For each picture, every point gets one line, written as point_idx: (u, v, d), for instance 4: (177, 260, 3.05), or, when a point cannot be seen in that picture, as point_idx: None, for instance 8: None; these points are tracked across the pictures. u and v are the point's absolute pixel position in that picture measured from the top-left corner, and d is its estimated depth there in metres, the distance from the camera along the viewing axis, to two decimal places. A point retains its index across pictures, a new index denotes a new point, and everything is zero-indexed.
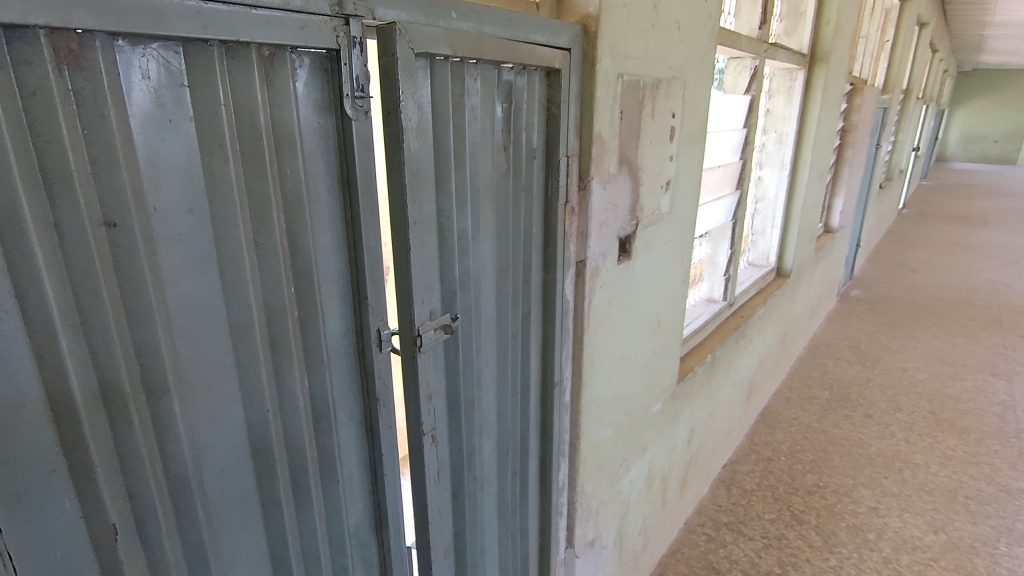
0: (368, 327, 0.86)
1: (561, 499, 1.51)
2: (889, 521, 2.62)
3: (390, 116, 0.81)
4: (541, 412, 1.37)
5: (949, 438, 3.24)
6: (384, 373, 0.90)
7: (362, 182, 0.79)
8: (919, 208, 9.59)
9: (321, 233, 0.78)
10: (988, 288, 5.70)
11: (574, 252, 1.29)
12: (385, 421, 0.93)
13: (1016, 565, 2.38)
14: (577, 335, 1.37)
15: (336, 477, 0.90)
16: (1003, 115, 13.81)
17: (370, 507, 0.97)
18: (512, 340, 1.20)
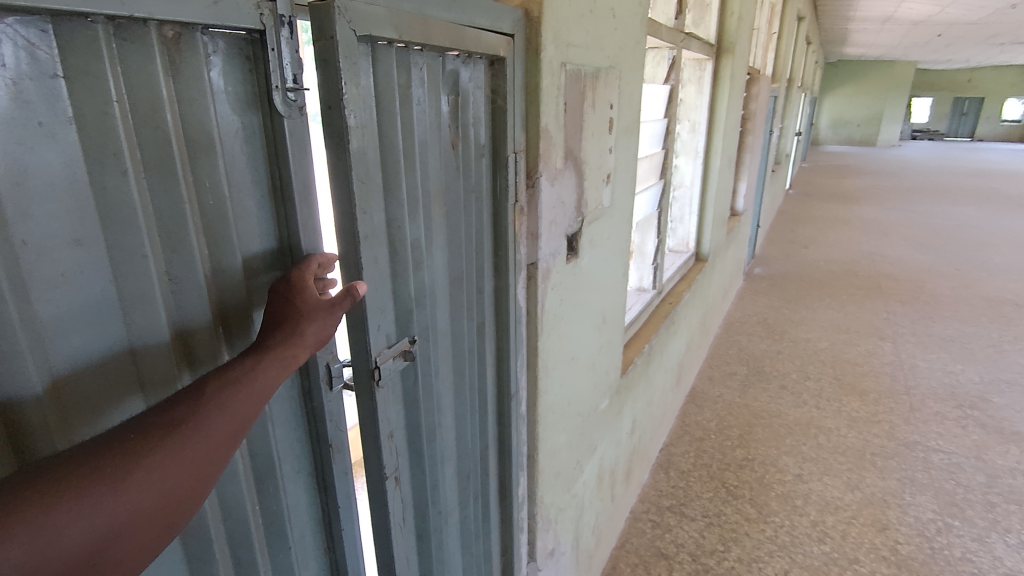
0: (315, 363, 0.73)
1: (524, 511, 1.44)
2: (812, 485, 2.80)
3: (331, 112, 0.68)
4: (499, 427, 1.28)
5: (853, 401, 3.52)
6: (337, 412, 0.78)
7: (300, 193, 0.66)
8: (803, 189, 10.46)
9: (252, 259, 0.65)
10: (867, 259, 6.30)
11: (525, 255, 1.20)
12: (341, 468, 0.80)
13: (921, 512, 2.61)
14: (531, 341, 1.29)
15: (284, 540, 0.76)
16: (864, 102, 15.38)
17: (326, 566, 0.84)
18: (469, 355, 1.10)
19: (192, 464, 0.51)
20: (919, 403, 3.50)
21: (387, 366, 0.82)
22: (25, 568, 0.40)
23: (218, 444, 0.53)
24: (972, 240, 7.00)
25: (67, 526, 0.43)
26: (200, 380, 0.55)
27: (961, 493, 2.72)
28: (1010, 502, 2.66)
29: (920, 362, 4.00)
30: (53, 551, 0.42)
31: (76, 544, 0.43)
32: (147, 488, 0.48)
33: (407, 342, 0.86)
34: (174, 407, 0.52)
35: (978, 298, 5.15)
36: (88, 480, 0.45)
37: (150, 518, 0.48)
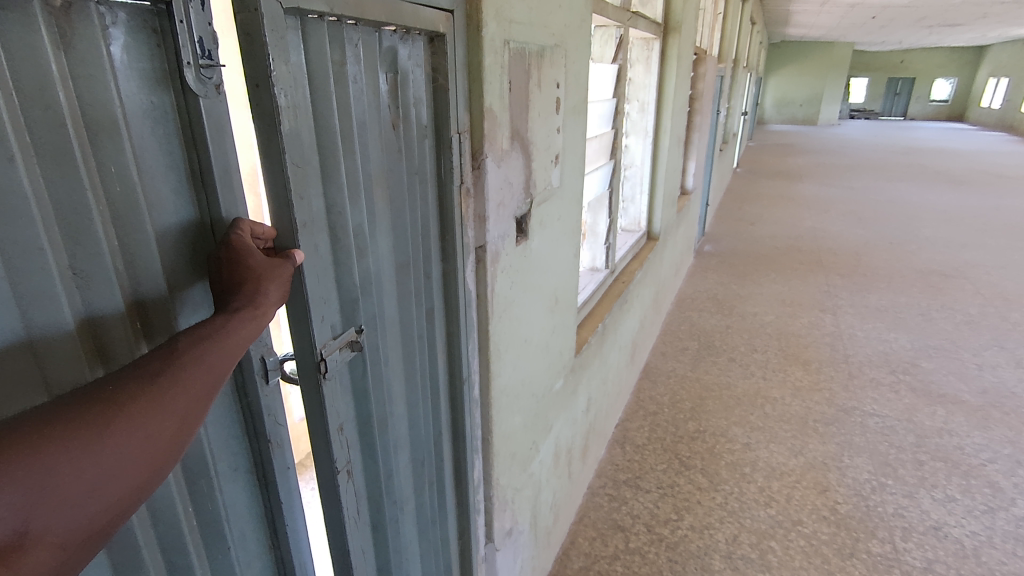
0: (249, 356, 0.70)
1: (480, 493, 1.44)
2: (759, 453, 2.92)
3: (258, 91, 0.64)
4: (452, 412, 1.27)
5: (796, 371, 3.68)
6: (275, 407, 0.75)
7: (221, 177, 0.62)
8: (750, 168, 10.77)
9: (172, 252, 0.61)
10: (809, 235, 6.56)
11: (473, 238, 1.18)
12: (282, 464, 0.77)
13: (858, 473, 2.77)
14: (482, 326, 1.28)
15: (222, 542, 0.73)
16: (805, 82, 15.89)
17: (271, 564, 0.82)
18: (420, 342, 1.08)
19: (174, 412, 0.52)
20: (857, 370, 3.70)
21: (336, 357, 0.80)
22: (17, 508, 0.42)
23: (200, 392, 0.54)
24: (904, 215, 7.38)
25: (53, 470, 0.44)
26: (175, 336, 0.55)
27: (894, 453, 2.90)
28: (936, 460, 2.85)
29: (857, 332, 4.21)
30: (42, 493, 0.43)
31: (65, 487, 0.44)
32: (131, 434, 0.49)
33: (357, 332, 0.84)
34: (150, 360, 0.53)
35: (910, 269, 5.44)
36: (69, 427, 0.46)
37: (137, 464, 0.49)
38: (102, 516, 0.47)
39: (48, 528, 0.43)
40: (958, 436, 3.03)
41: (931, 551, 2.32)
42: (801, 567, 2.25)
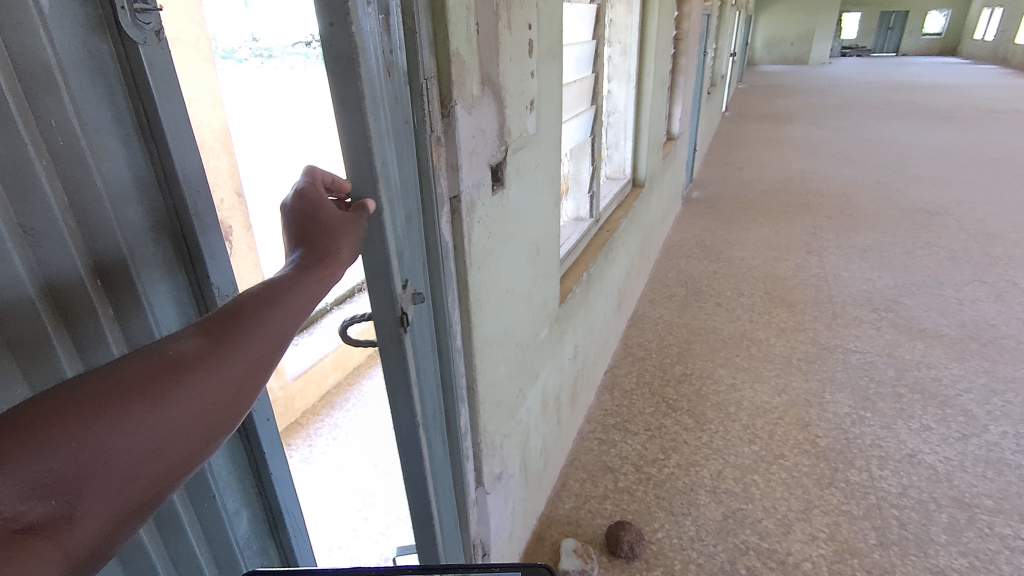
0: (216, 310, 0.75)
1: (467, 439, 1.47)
2: (744, 393, 3.00)
3: (333, 30, 0.79)
4: (441, 363, 1.29)
5: (782, 312, 3.74)
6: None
7: (169, 129, 0.65)
8: (739, 111, 10.60)
9: (125, 206, 0.63)
10: (798, 177, 6.53)
11: (446, 188, 1.17)
12: (260, 415, 0.80)
13: (839, 408, 2.86)
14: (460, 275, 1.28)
15: (207, 491, 0.76)
16: (797, 18, 15.44)
17: (259, 509, 0.86)
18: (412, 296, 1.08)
19: (230, 383, 0.53)
20: (841, 309, 3.76)
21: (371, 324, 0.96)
22: (71, 474, 0.43)
23: (250, 367, 0.55)
24: (893, 153, 7.33)
25: (110, 437, 0.45)
26: (235, 305, 0.57)
27: (874, 388, 2.99)
28: (915, 392, 2.94)
29: (842, 272, 4.26)
30: (97, 461, 0.44)
31: (119, 456, 0.45)
32: (187, 403, 0.50)
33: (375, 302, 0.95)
34: (211, 330, 0.54)
35: (897, 208, 5.46)
36: (131, 393, 0.47)
37: (191, 434, 0.50)
38: (153, 486, 0.48)
39: (100, 496, 0.44)
40: (937, 368, 3.12)
41: (905, 478, 2.42)
42: (782, 498, 2.35)
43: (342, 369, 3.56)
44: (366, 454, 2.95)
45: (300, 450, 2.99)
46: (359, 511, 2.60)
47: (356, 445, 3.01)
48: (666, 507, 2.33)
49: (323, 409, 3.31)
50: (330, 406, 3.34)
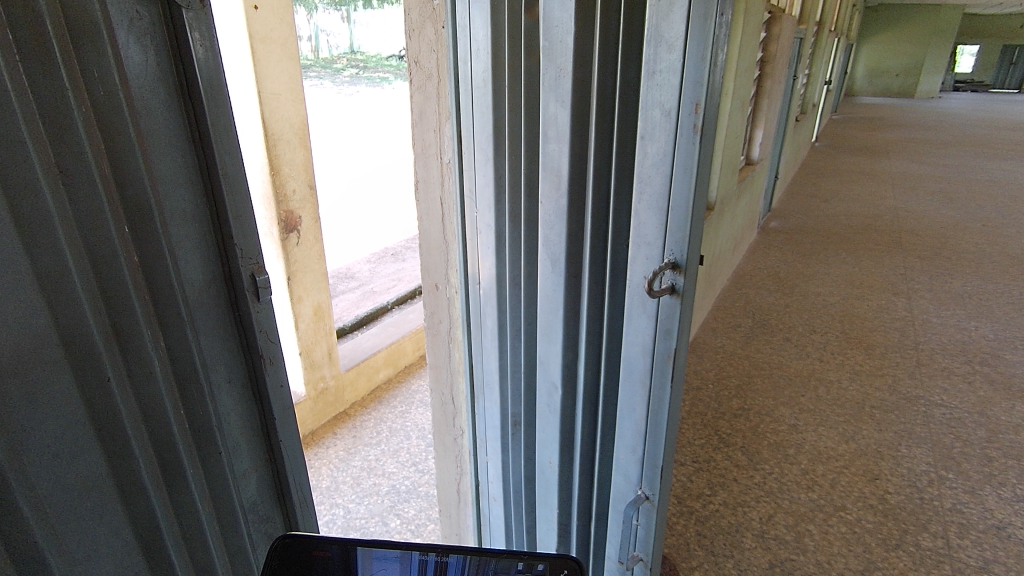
0: (239, 272, 0.77)
1: (520, 434, 1.44)
2: (806, 436, 2.78)
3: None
4: (567, 347, 1.22)
5: (857, 354, 3.46)
6: (266, 322, 0.81)
7: (206, 89, 0.69)
8: (831, 141, 10.05)
9: (158, 157, 0.66)
10: (890, 214, 6.06)
11: (569, 165, 1.06)
12: (273, 379, 0.84)
13: (915, 464, 2.58)
14: (574, 263, 1.14)
15: (216, 454, 0.78)
16: (903, 48, 14.50)
17: (264, 475, 0.87)
18: (651, 262, 1.01)
19: None
20: (928, 358, 3.42)
21: (685, 281, 0.99)
22: None
23: None
24: (1004, 195, 6.66)
25: None
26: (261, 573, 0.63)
27: (959, 447, 2.68)
28: (1009, 457, 2.61)
29: (933, 318, 3.88)
30: None
31: None
32: None
33: (676, 256, 0.97)
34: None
35: (1004, 255, 4.94)
36: None
37: None
38: None
39: None
40: None
41: (989, 551, 2.14)
42: (839, 553, 2.14)
43: (393, 366, 3.64)
44: (407, 451, 2.98)
45: (344, 441, 3.07)
46: (391, 506, 2.62)
47: (398, 441, 3.05)
48: (708, 546, 2.18)
49: (371, 403, 3.39)
50: (378, 400, 3.42)
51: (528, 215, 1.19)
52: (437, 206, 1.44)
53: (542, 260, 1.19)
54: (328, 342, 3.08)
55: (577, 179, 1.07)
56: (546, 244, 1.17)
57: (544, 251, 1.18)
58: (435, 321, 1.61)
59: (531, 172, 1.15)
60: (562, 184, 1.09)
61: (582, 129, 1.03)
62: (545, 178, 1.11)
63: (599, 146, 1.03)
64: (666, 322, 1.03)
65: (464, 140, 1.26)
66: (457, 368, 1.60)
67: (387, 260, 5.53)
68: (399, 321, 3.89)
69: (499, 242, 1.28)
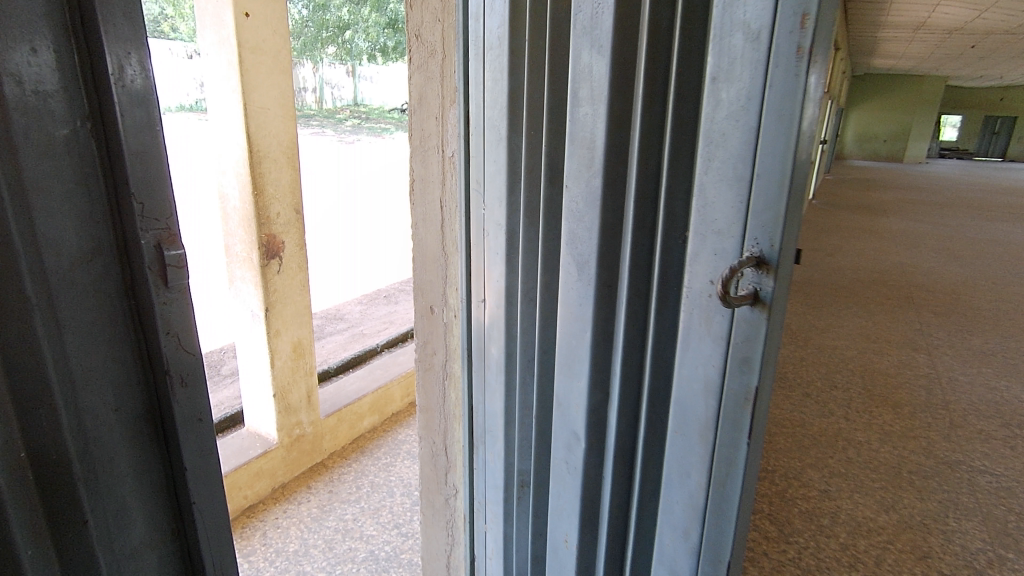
0: (141, 260, 0.69)
1: (528, 500, 1.17)
2: (841, 504, 2.47)
3: None
4: (593, 376, 0.98)
5: (885, 413, 3.18)
6: (171, 318, 0.73)
7: (109, 55, 0.63)
8: (828, 200, 10.08)
9: (46, 124, 0.60)
10: (898, 271, 5.90)
11: (605, 134, 0.89)
12: (177, 384, 0.75)
13: (968, 541, 2.26)
14: (605, 262, 0.93)
15: (93, 465, 0.69)
16: (894, 115, 14.89)
17: (161, 496, 0.78)
18: (721, 262, 0.79)
19: None
20: (962, 419, 3.14)
21: (773, 285, 0.75)
22: None
23: None
24: (1010, 255, 6.55)
25: None
26: None
27: (1013, 521, 2.37)
28: None
29: (959, 376, 3.63)
30: None
31: None
32: None
33: (762, 249, 0.75)
34: None
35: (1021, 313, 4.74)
36: None
37: None
38: None
39: None
40: None
41: None
42: None
43: (379, 413, 3.31)
44: (389, 511, 2.62)
45: (318, 496, 2.71)
46: None
47: (380, 499, 2.70)
48: None
49: (353, 454, 3.04)
50: (360, 451, 3.07)
51: (548, 207, 1.00)
52: (436, 210, 1.25)
53: (565, 264, 0.99)
54: (307, 384, 2.78)
55: (615, 155, 0.89)
56: (571, 242, 0.97)
57: (566, 250, 0.98)
58: (428, 353, 1.35)
59: (555, 149, 0.97)
60: (596, 158, 0.90)
61: (625, 92, 0.86)
62: (574, 154, 0.94)
63: (646, 112, 0.84)
64: (742, 349, 0.78)
65: (473, 119, 1.09)
66: (453, 412, 1.33)
67: (379, 302, 5.26)
68: (388, 365, 3.60)
69: (512, 249, 1.07)
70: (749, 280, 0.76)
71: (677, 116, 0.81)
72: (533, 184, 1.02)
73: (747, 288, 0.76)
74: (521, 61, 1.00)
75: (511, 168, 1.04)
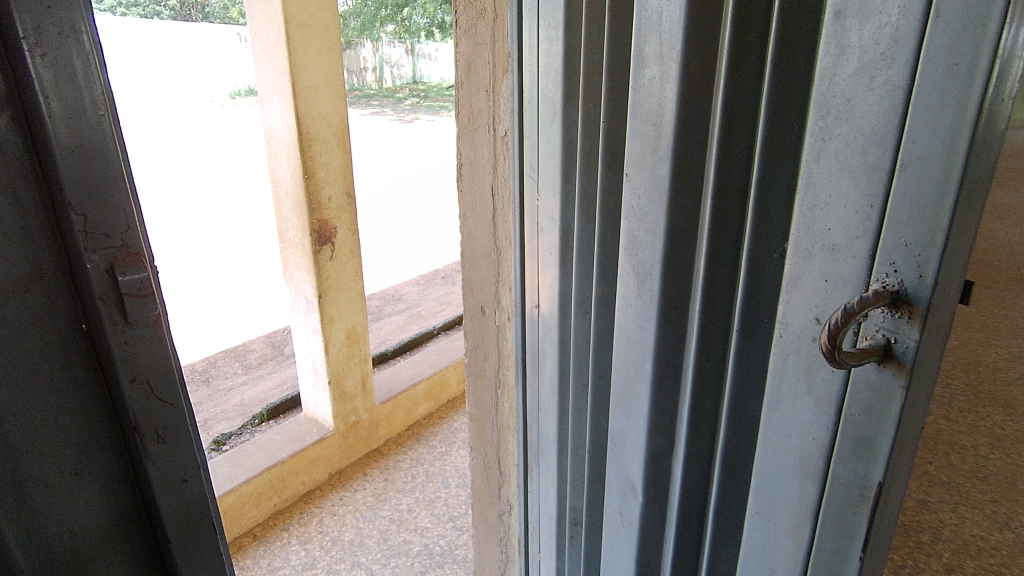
0: (92, 291, 0.54)
1: (581, 540, 1.03)
2: (944, 518, 2.19)
3: None
4: (655, 412, 0.83)
5: (994, 414, 2.81)
6: (134, 360, 0.58)
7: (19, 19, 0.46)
8: None
9: None
10: (1007, 249, 5.26)
11: (676, 105, 0.71)
12: (153, 437, 0.61)
13: None
14: (673, 273, 0.76)
15: (44, 543, 0.57)
16: None
17: (144, 559, 0.66)
18: (837, 294, 0.62)
19: None
20: None
21: (913, 341, 0.56)
22: None
23: None
24: None
25: None
26: None
27: None
28: None
29: None
30: None
31: None
32: None
33: (902, 284, 0.56)
34: None
35: None
36: None
37: None
38: None
39: None
40: None
41: None
42: None
43: (434, 400, 3.26)
44: (444, 503, 2.56)
45: (374, 484, 2.68)
46: (422, 573, 2.20)
47: (435, 490, 2.64)
48: None
49: (408, 441, 2.99)
50: (416, 438, 3.02)
51: (604, 200, 0.83)
52: (488, 197, 1.08)
53: (623, 271, 0.83)
54: (362, 370, 2.74)
55: (689, 133, 0.71)
56: (630, 246, 0.81)
57: (625, 258, 0.82)
58: (479, 357, 1.22)
59: (615, 129, 0.80)
60: (664, 138, 0.73)
61: (705, 54, 0.67)
62: (637, 135, 0.76)
63: (731, 76, 0.65)
64: (863, 428, 0.61)
65: (526, 91, 0.93)
66: (506, 424, 1.19)
67: (437, 283, 5.20)
68: (444, 350, 3.53)
69: (564, 254, 0.92)
70: (873, 323, 0.59)
71: (772, 83, 0.63)
72: (588, 173, 0.85)
73: (874, 335, 0.59)
74: (579, 15, 0.81)
75: (567, 151, 0.87)
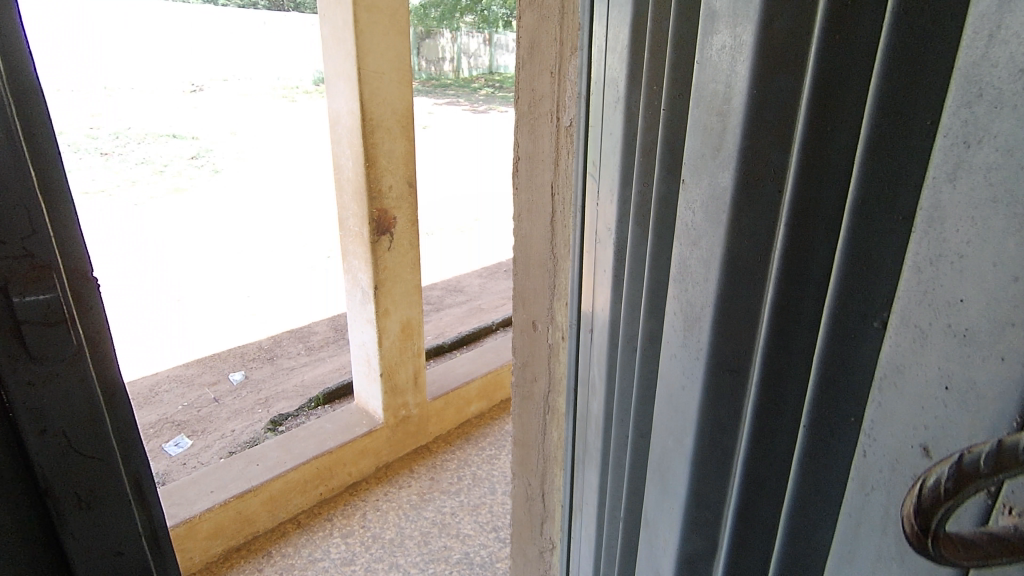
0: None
1: None
2: None
3: None
4: (692, 503, 0.62)
5: None
6: (40, 400, 0.71)
7: None
8: None
9: None
10: None
11: (748, 78, 0.48)
12: (56, 457, 0.74)
13: None
14: (733, 319, 0.54)
15: None
16: None
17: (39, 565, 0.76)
18: (959, 414, 0.39)
19: None
20: None
21: None
22: None
23: None
24: None
25: None
26: None
27: None
28: None
29: None
30: None
31: None
32: None
33: None
34: None
35: None
36: None
37: None
38: None
39: None
40: None
41: None
42: None
43: (487, 399, 3.15)
44: (490, 510, 2.46)
45: (420, 483, 2.61)
46: None
47: (481, 495, 2.54)
48: None
49: (458, 440, 2.91)
50: (465, 438, 2.93)
51: (655, 214, 0.62)
52: (546, 197, 0.94)
53: (670, 308, 0.62)
54: (414, 365, 2.67)
55: (763, 128, 0.48)
56: (679, 278, 0.60)
57: (672, 293, 0.61)
58: (529, 378, 1.08)
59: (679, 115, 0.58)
60: (728, 133, 0.51)
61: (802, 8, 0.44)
62: (699, 123, 0.54)
63: (825, 45, 0.43)
64: None
65: (593, 71, 0.74)
66: (554, 455, 1.05)
67: (500, 276, 5.10)
68: (499, 347, 3.41)
69: (618, 272, 0.71)
70: (1023, 490, 0.36)
71: (889, 61, 0.40)
72: (644, 175, 0.64)
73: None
74: None
75: (626, 144, 0.67)
